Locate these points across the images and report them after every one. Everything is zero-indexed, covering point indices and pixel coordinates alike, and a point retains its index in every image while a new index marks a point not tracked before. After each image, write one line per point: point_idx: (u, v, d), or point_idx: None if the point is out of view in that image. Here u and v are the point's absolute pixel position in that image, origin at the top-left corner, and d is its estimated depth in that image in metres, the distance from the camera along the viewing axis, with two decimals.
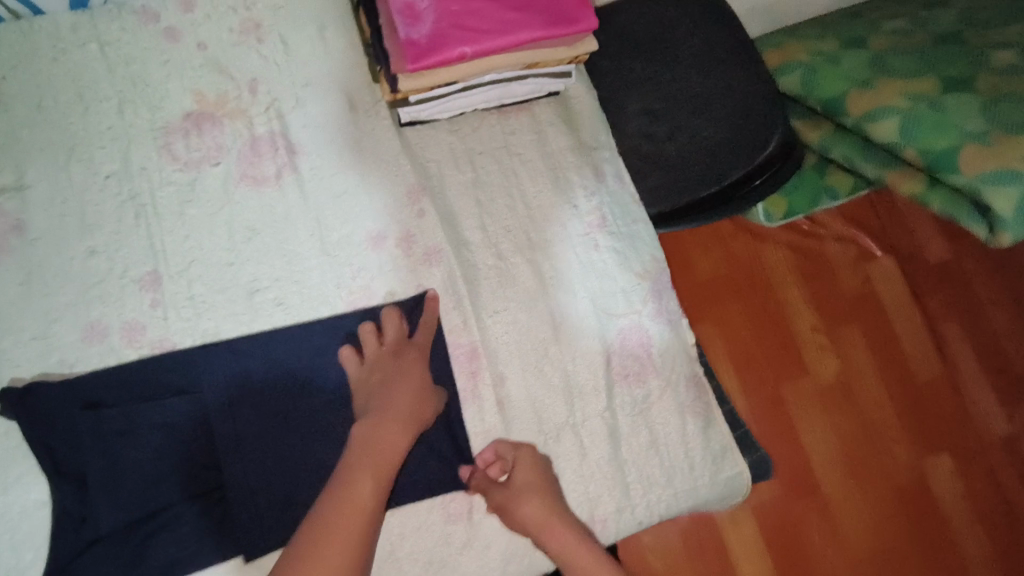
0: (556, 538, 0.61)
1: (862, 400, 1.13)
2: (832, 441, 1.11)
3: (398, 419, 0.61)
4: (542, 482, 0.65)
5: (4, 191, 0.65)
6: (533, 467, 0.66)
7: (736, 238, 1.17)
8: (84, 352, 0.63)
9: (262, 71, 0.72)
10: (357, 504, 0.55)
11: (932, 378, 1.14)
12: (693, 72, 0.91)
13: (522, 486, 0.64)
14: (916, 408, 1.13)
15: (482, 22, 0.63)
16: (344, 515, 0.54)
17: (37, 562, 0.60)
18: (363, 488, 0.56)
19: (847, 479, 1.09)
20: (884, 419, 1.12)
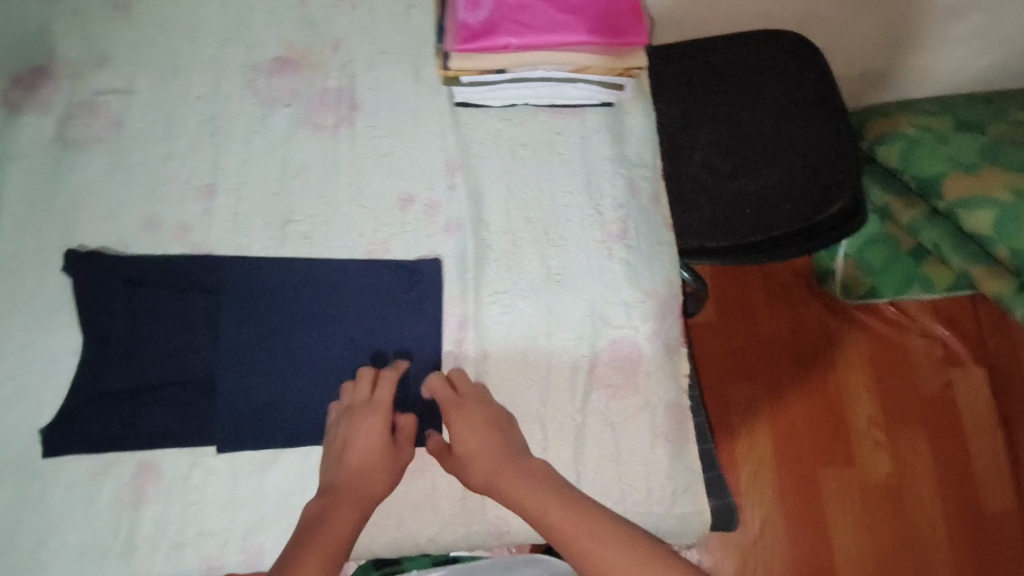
0: (523, 500, 0.63)
1: (909, 496, 1.22)
2: (862, 526, 1.21)
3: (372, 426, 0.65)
4: (492, 421, 0.68)
5: (115, 91, 0.76)
6: (476, 405, 0.68)
7: (808, 309, 1.32)
8: (139, 236, 0.73)
9: (348, 34, 0.81)
10: (356, 489, 0.64)
11: (992, 495, 1.22)
12: (774, 123, 0.96)
13: (465, 425, 0.67)
14: (966, 518, 1.21)
15: (533, 19, 0.67)
16: (344, 498, 0.63)
17: (54, 403, 0.68)
18: (357, 476, 0.64)
19: (870, 561, 1.19)
20: (929, 520, 1.21)
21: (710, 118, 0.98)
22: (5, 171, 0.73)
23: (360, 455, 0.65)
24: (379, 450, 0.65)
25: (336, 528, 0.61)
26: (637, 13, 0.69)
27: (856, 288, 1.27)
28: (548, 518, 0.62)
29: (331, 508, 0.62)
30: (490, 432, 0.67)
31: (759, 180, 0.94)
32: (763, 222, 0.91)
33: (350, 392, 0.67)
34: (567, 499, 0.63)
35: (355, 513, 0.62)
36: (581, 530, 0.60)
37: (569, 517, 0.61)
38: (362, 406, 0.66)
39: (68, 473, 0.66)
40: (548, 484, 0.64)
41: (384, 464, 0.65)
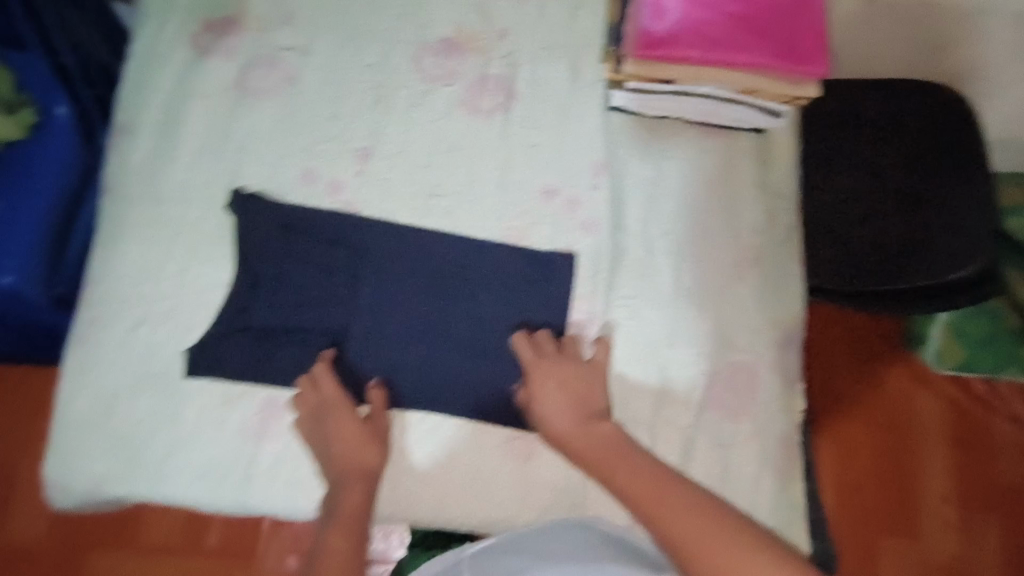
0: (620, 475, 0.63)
1: None
2: None
3: (342, 407, 0.69)
4: (573, 376, 0.69)
5: (294, 49, 0.80)
6: (553, 359, 0.70)
7: (894, 372, 1.24)
8: (295, 187, 0.76)
9: (514, 25, 0.83)
10: (353, 472, 0.67)
11: None
12: (912, 174, 0.92)
13: (545, 375, 0.69)
14: None
15: (717, 36, 0.68)
16: (348, 482, 0.67)
17: (198, 329, 0.72)
18: (349, 460, 0.67)
19: None
20: None
21: (845, 162, 0.96)
22: (186, 108, 0.78)
23: (348, 446, 0.68)
24: (357, 433, 0.68)
25: (348, 509, 0.66)
26: (821, 43, 0.69)
27: (948, 360, 1.18)
28: (615, 477, 0.63)
29: (338, 494, 0.66)
30: (569, 387, 0.69)
31: (888, 231, 0.91)
32: (888, 272, 0.88)
33: (309, 390, 0.70)
34: (635, 461, 0.63)
35: (361, 491, 0.67)
36: (645, 491, 0.60)
37: (639, 479, 0.62)
38: (330, 405, 0.69)
39: (201, 396, 0.70)
40: (617, 446, 0.65)
41: (366, 443, 0.68)
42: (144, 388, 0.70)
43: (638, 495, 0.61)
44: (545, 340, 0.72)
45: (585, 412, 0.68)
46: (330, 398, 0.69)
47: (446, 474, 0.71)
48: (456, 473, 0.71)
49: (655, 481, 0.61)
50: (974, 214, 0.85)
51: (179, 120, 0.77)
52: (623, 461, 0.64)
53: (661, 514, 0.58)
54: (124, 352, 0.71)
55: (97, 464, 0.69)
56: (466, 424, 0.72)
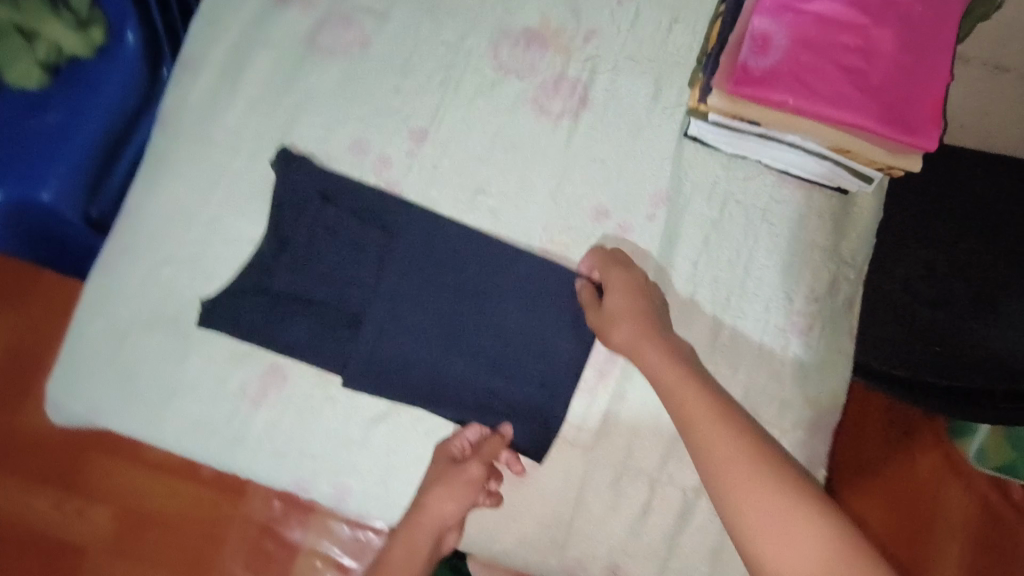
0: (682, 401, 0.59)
1: None
2: None
3: (444, 449, 0.68)
4: (643, 287, 0.67)
5: (373, 12, 0.77)
6: (632, 278, 0.67)
7: (925, 457, 1.13)
8: (344, 156, 0.74)
9: (603, 28, 0.77)
10: (424, 523, 0.65)
11: None
12: (1000, 266, 0.82)
13: (616, 281, 0.67)
14: None
15: (820, 84, 0.62)
16: (413, 530, 0.65)
17: (221, 279, 0.72)
18: (428, 513, 0.66)
19: None
20: None
21: (928, 234, 0.84)
22: (253, 54, 0.76)
23: (434, 499, 0.66)
24: (453, 490, 0.66)
25: (404, 559, 0.64)
26: (936, 114, 0.62)
27: (992, 458, 1.05)
28: (683, 400, 0.59)
29: (398, 540, 0.65)
30: (642, 303, 0.66)
31: (961, 321, 0.80)
32: (952, 369, 0.79)
33: (447, 445, 0.68)
34: (706, 388, 0.59)
35: (422, 541, 0.65)
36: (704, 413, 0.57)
37: (702, 405, 0.58)
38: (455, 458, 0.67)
39: (210, 348, 0.70)
40: (678, 348, 0.63)
41: (453, 500, 0.66)
42: (157, 328, 0.71)
43: (688, 408, 0.58)
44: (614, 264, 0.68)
45: (655, 323, 0.65)
46: (455, 450, 0.67)
47: None
48: None
49: (716, 411, 0.57)
50: None
51: (243, 64, 0.76)
52: (693, 385, 0.59)
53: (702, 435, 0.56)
54: (145, 289, 0.71)
55: (98, 394, 0.70)
56: None
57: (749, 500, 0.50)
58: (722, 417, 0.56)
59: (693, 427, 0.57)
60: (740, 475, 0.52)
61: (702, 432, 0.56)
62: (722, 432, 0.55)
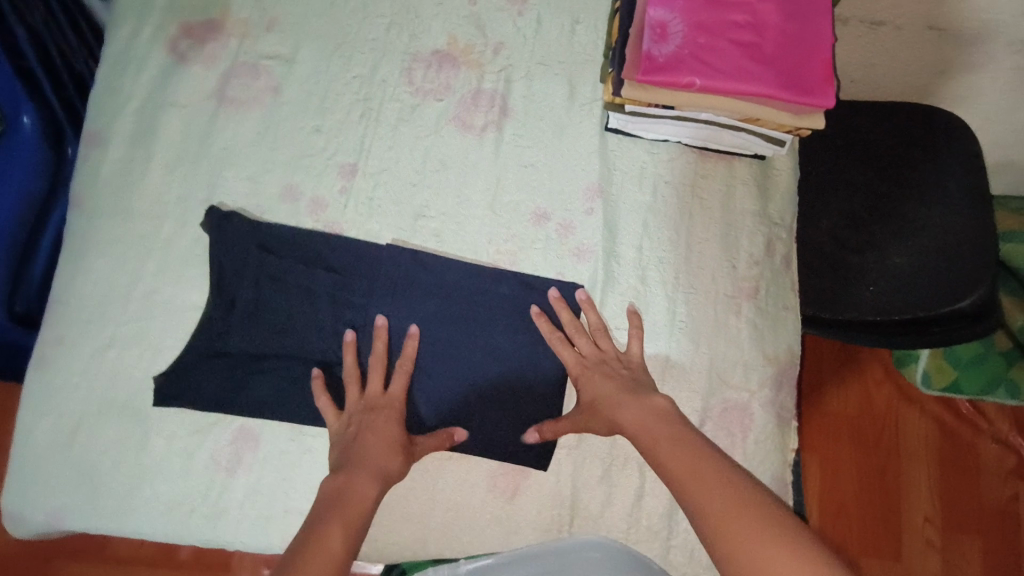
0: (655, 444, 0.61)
1: None
2: None
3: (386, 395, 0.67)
4: (611, 358, 0.69)
5: (279, 57, 0.77)
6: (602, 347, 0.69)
7: (882, 391, 1.19)
8: (276, 204, 0.73)
9: (510, 39, 0.80)
10: (371, 462, 0.61)
11: None
12: (914, 199, 0.86)
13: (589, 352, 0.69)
14: None
15: (720, 61, 0.65)
16: (359, 471, 0.60)
17: (170, 350, 0.69)
18: (373, 454, 0.62)
19: None
20: None
21: (844, 185, 0.89)
22: (164, 117, 0.74)
23: (375, 439, 0.63)
24: (393, 432, 0.64)
25: (358, 499, 0.58)
26: (828, 74, 0.66)
27: (938, 379, 1.12)
28: (702, 504, 0.53)
29: (349, 483, 0.59)
30: (614, 380, 0.67)
31: (888, 258, 0.84)
32: (888, 303, 0.82)
33: (352, 389, 0.67)
34: (677, 428, 0.61)
35: (373, 484, 0.60)
36: (674, 450, 0.59)
37: (732, 501, 0.52)
38: (378, 398, 0.66)
39: (171, 424, 0.67)
40: (665, 420, 0.62)
41: (394, 441, 0.63)
42: (110, 414, 0.67)
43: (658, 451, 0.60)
44: (578, 332, 0.70)
45: (637, 388, 0.66)
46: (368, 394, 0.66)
47: (427, 512, 0.68)
48: (438, 508, 0.68)
49: (744, 506, 0.52)
50: (972, 248, 0.80)
51: (155, 129, 0.74)
52: (718, 484, 0.54)
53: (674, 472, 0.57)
54: (90, 376, 0.68)
55: (57, 495, 0.66)
56: (453, 457, 0.69)
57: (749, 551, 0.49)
58: (690, 446, 0.59)
59: (699, 501, 0.54)
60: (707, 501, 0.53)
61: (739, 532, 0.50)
62: (758, 527, 0.50)
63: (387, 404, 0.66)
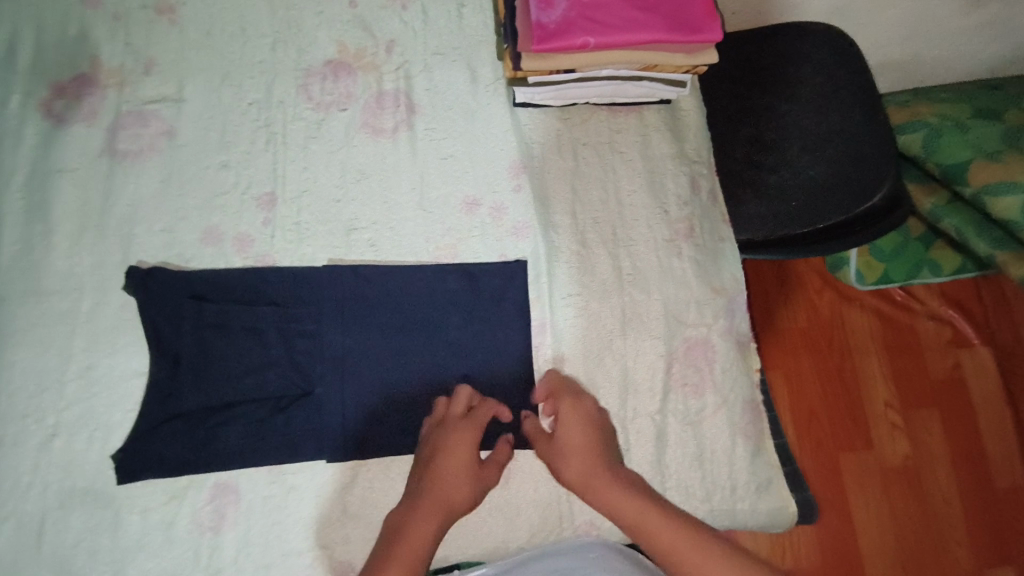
0: (568, 432, 0.65)
1: (931, 487, 1.18)
2: (885, 522, 1.16)
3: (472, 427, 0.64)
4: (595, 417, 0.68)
5: (165, 99, 0.73)
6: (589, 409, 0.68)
7: (824, 298, 1.26)
8: (199, 250, 0.70)
9: (400, 35, 0.78)
10: (440, 500, 0.61)
11: (1010, 487, 1.18)
12: (813, 111, 0.90)
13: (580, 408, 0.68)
14: (986, 511, 1.16)
15: (608, 17, 0.67)
16: (427, 509, 0.60)
17: (123, 424, 0.66)
18: (440, 487, 0.61)
19: (892, 550, 1.14)
20: (950, 515, 1.16)
21: (748, 112, 0.94)
22: (55, 185, 0.70)
23: (450, 478, 0.62)
24: (467, 469, 0.63)
25: (415, 536, 0.58)
26: (710, 9, 0.68)
27: (869, 275, 1.21)
28: (596, 487, 0.62)
29: (414, 521, 0.59)
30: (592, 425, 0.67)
31: (802, 171, 0.88)
32: (810, 213, 0.85)
33: (443, 408, 0.66)
34: (589, 420, 0.67)
35: (437, 524, 0.60)
36: (575, 440, 0.65)
37: (636, 501, 0.61)
38: (460, 420, 0.65)
39: (142, 499, 0.64)
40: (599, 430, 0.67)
41: (467, 480, 0.62)
42: (72, 506, 0.63)
43: (571, 440, 0.65)
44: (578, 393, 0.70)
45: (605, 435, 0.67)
46: (440, 416, 0.65)
47: None
48: None
49: (651, 504, 0.61)
50: (872, 145, 0.85)
51: (49, 201, 0.70)
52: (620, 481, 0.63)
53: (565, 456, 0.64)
54: (41, 472, 0.64)
55: None
56: None
57: (650, 527, 0.59)
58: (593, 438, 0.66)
59: (585, 483, 0.63)
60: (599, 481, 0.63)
61: (654, 528, 0.59)
62: (664, 518, 0.59)
63: (465, 426, 0.64)
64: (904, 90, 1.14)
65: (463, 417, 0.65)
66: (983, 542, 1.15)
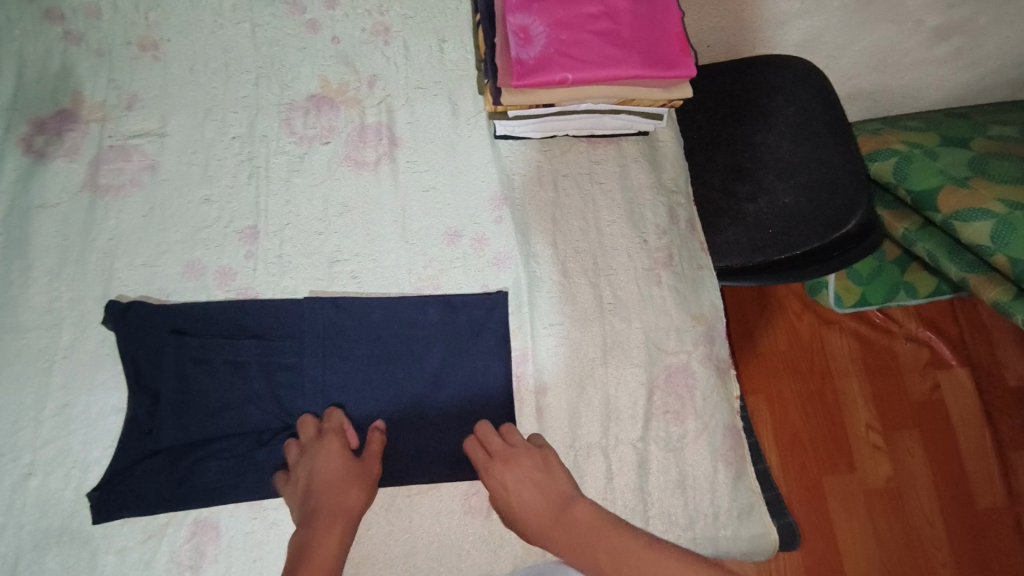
0: (511, 498, 0.62)
1: (914, 508, 1.19)
2: (870, 544, 1.16)
3: (334, 443, 0.63)
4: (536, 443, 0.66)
5: (148, 134, 0.74)
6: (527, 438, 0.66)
7: (804, 320, 1.28)
8: (181, 284, 0.70)
9: (382, 69, 0.80)
10: (331, 513, 0.59)
11: (992, 507, 1.19)
12: (786, 142, 0.92)
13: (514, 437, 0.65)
14: (968, 532, 1.18)
15: (585, 54, 0.68)
16: (321, 527, 0.58)
17: (101, 461, 0.65)
18: (330, 499, 0.60)
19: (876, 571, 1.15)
20: (934, 536, 1.17)
21: (724, 141, 0.96)
22: (34, 221, 0.70)
23: (338, 492, 0.60)
24: (352, 477, 0.62)
25: (320, 555, 0.57)
26: (685, 46, 0.70)
27: (848, 298, 1.23)
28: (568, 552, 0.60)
29: (310, 542, 0.57)
30: (532, 469, 0.63)
31: (778, 200, 0.90)
32: (786, 241, 0.87)
33: (295, 446, 0.65)
34: (526, 469, 0.63)
35: (338, 539, 0.58)
36: (525, 505, 0.62)
37: (607, 555, 0.58)
38: (313, 444, 0.64)
39: (119, 538, 0.63)
40: (536, 478, 0.63)
41: (357, 485, 0.61)
42: (48, 546, 0.62)
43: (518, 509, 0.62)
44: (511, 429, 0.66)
45: (542, 476, 0.63)
46: (309, 441, 0.64)
47: (408, 550, 0.67)
48: (422, 542, 0.67)
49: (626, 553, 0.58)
50: (843, 175, 0.87)
51: (27, 237, 0.70)
52: (590, 529, 0.60)
53: (522, 520, 0.62)
54: (16, 512, 0.62)
55: None
56: (425, 489, 0.69)
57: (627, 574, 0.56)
58: (541, 488, 0.62)
59: (555, 545, 0.60)
60: (566, 540, 0.60)
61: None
62: (638, 566, 0.56)
63: (324, 443, 0.63)
64: (875, 119, 1.18)
65: (327, 435, 0.64)
66: (966, 563, 1.16)
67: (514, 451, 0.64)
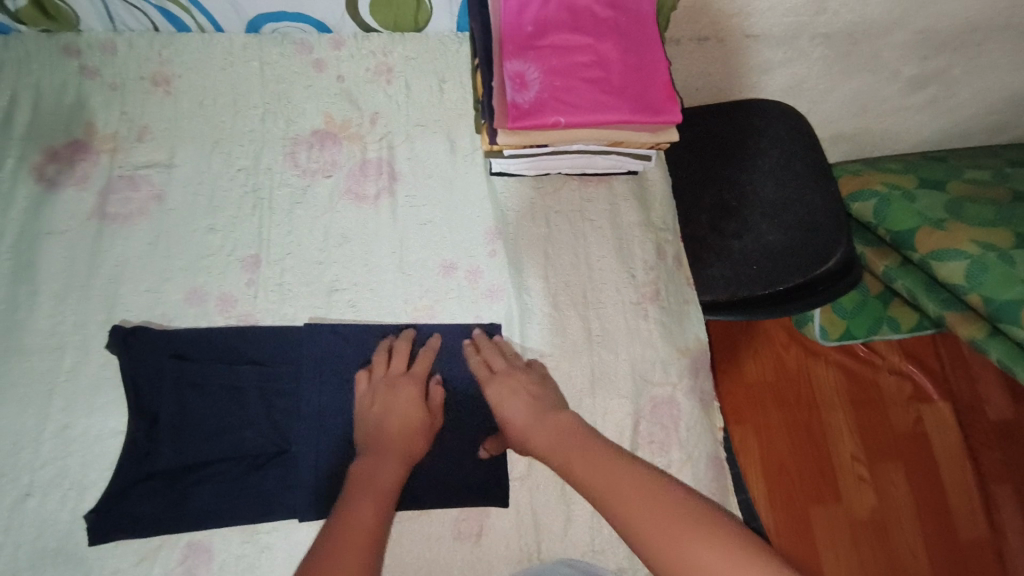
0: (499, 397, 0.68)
1: (898, 540, 1.20)
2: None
3: (408, 383, 0.69)
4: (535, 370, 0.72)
5: (157, 165, 0.77)
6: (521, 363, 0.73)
7: (789, 353, 1.31)
8: (183, 310, 0.72)
9: (384, 107, 0.83)
10: (401, 445, 0.65)
11: (974, 539, 1.21)
12: (770, 182, 0.97)
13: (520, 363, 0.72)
14: (951, 564, 1.19)
15: (577, 99, 0.72)
16: (388, 456, 0.64)
17: (98, 483, 0.66)
18: (403, 432, 0.66)
19: None
20: (918, 568, 1.19)
21: (711, 180, 0.99)
22: (43, 246, 0.72)
23: (406, 429, 0.66)
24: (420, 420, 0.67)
25: (385, 476, 0.62)
26: (671, 93, 0.74)
27: (833, 331, 1.26)
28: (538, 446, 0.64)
29: (378, 465, 0.63)
30: (522, 381, 0.70)
31: (762, 238, 0.94)
32: (770, 277, 0.90)
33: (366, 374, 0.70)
34: (519, 379, 0.69)
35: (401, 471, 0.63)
36: (511, 403, 0.67)
37: (574, 453, 0.62)
38: (391, 378, 0.69)
39: (113, 560, 0.64)
40: (527, 387, 0.69)
41: (425, 427, 0.67)
42: (42, 567, 0.63)
43: (503, 410, 0.68)
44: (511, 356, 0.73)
45: (535, 389, 0.69)
46: (383, 374, 0.70)
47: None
48: (411, 567, 0.68)
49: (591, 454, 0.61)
50: (824, 215, 0.92)
51: (36, 261, 0.72)
52: (561, 437, 0.64)
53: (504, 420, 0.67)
54: (13, 532, 0.63)
55: None
56: (414, 515, 0.70)
57: (587, 473, 0.59)
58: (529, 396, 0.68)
59: (528, 442, 0.65)
60: (540, 437, 0.64)
61: (592, 476, 0.59)
62: (599, 464, 0.59)
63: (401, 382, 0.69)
64: (855, 162, 1.22)
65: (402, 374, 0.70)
66: None
67: (512, 367, 0.71)
